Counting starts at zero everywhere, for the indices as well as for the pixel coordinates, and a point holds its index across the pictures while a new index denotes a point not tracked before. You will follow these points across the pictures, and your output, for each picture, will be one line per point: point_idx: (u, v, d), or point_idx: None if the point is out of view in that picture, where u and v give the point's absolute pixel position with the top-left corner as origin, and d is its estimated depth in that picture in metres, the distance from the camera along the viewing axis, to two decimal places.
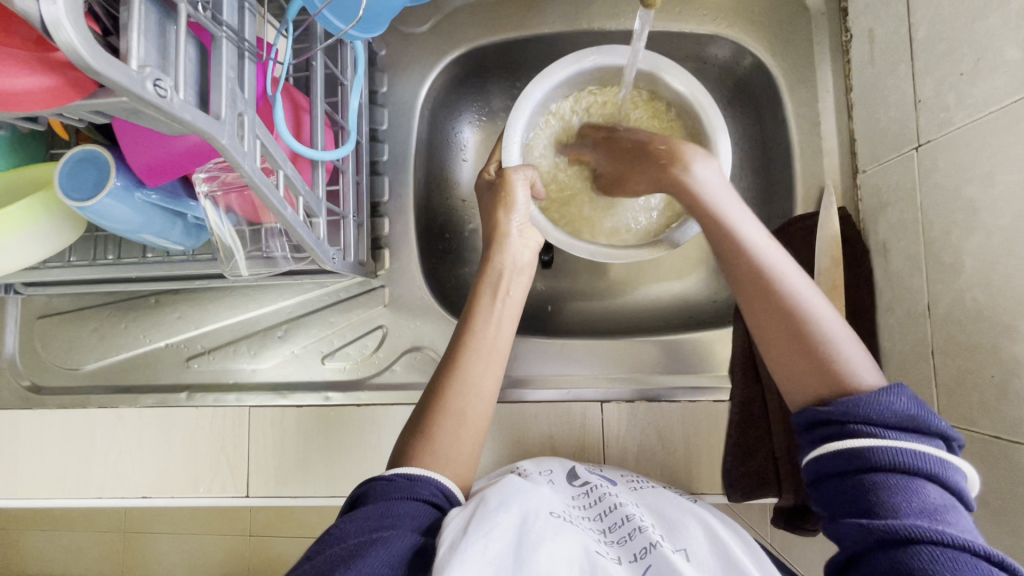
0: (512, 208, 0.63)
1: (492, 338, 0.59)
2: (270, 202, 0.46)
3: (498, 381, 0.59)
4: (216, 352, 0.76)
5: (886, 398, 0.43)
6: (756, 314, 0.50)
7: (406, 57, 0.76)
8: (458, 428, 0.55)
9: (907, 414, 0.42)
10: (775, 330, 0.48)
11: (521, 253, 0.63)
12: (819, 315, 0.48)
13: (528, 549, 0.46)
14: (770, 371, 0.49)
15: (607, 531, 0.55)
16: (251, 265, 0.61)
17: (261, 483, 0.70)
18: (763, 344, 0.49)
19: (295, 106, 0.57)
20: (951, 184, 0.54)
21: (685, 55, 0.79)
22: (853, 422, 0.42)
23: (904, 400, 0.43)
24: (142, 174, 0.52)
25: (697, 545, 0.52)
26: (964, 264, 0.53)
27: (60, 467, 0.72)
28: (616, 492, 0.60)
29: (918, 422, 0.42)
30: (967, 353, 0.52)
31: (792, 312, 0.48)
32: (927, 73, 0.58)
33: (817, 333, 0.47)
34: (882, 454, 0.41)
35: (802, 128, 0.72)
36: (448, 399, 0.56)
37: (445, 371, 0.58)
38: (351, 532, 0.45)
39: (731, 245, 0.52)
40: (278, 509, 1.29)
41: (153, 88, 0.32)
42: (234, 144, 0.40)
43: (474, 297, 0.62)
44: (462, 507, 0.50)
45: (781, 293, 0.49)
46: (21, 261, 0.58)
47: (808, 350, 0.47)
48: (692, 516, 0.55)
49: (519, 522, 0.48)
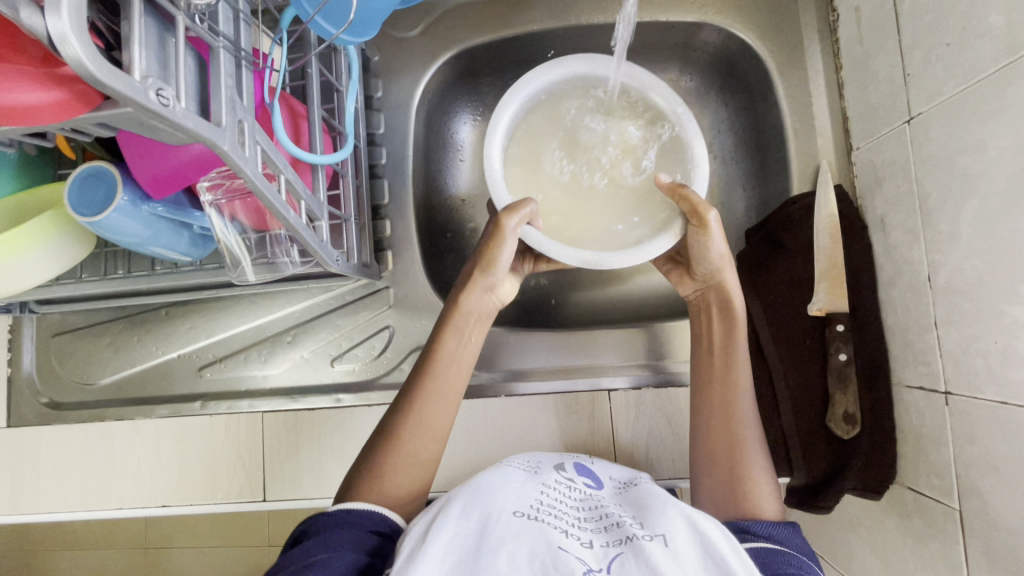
0: (493, 269, 0.60)
1: (451, 380, 0.61)
2: (273, 207, 0.47)
3: (452, 415, 0.61)
4: (228, 360, 0.77)
5: (784, 531, 0.54)
6: (707, 411, 0.63)
7: (399, 61, 0.78)
8: (412, 462, 0.58)
9: (799, 547, 0.53)
10: (717, 440, 0.62)
11: (483, 302, 0.62)
12: (754, 443, 0.62)
13: (486, 555, 0.46)
14: (696, 468, 0.63)
15: (582, 519, 0.53)
16: (257, 271, 0.63)
17: (277, 486, 0.71)
18: (704, 444, 0.63)
19: (293, 114, 0.58)
20: (945, 154, 0.55)
21: (674, 45, 0.80)
22: (763, 536, 0.53)
23: (797, 539, 0.54)
24: (148, 187, 0.54)
25: (675, 531, 0.47)
26: (962, 232, 0.53)
27: (81, 479, 0.74)
28: (597, 497, 0.58)
29: (808, 557, 0.53)
30: (970, 320, 0.53)
31: (740, 428, 0.62)
32: (914, 47, 0.58)
33: (747, 453, 0.61)
34: (783, 555, 0.51)
35: (794, 109, 0.73)
36: (402, 440, 0.58)
37: (403, 413, 0.59)
38: (290, 560, 0.48)
39: (721, 365, 0.64)
40: (295, 516, 1.31)
41: (156, 98, 0.33)
42: (236, 150, 0.41)
43: (438, 340, 0.61)
44: (426, 511, 0.52)
45: (739, 412, 0.62)
46: (35, 280, 0.60)
47: (733, 464, 0.60)
48: (672, 504, 0.51)
49: (480, 527, 0.48)
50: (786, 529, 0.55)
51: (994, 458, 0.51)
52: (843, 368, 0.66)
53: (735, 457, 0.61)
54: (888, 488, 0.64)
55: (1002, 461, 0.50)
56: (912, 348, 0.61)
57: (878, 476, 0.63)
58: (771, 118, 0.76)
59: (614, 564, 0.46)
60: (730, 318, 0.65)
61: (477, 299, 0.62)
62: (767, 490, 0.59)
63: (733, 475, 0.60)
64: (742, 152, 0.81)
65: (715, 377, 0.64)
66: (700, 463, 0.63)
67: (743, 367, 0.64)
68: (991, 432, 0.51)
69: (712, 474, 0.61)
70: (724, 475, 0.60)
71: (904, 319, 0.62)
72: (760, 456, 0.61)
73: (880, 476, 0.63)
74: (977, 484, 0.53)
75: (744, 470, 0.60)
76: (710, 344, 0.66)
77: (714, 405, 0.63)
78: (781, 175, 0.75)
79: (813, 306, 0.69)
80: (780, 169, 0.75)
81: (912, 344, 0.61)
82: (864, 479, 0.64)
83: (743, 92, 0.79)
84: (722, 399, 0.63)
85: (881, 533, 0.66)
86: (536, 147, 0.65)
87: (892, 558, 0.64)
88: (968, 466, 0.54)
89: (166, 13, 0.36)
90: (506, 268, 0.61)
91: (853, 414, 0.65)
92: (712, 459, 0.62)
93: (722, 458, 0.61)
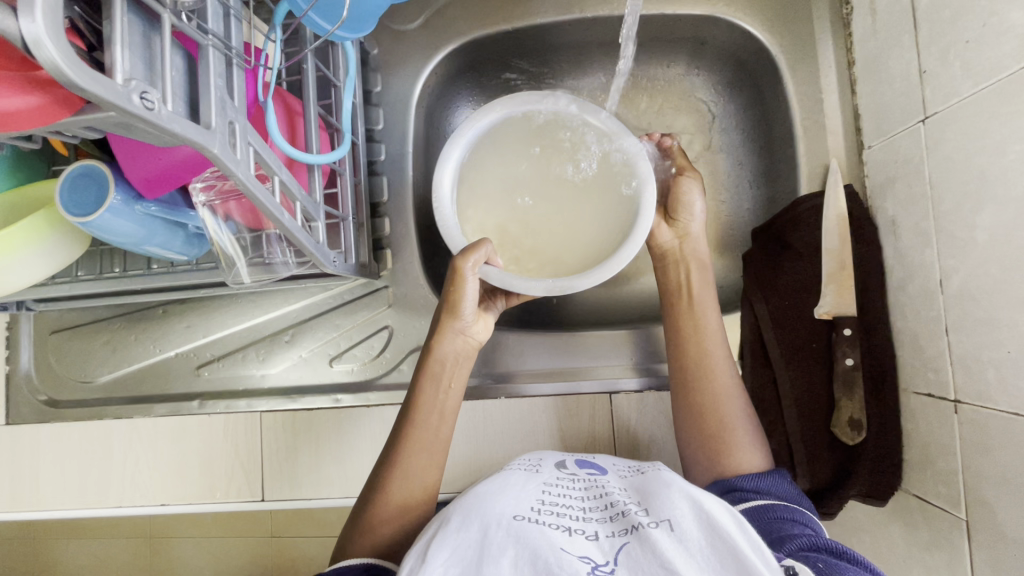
0: (458, 310, 0.62)
1: (436, 425, 0.62)
2: (267, 209, 0.46)
3: (440, 470, 0.62)
4: (226, 359, 0.76)
5: (767, 480, 0.57)
6: (685, 373, 0.65)
7: (398, 54, 0.76)
8: (403, 516, 0.59)
9: (785, 494, 0.57)
10: (697, 402, 0.63)
11: (456, 344, 0.64)
12: (730, 396, 0.64)
13: (489, 564, 0.45)
14: (678, 430, 0.65)
15: (588, 510, 0.53)
16: (252, 272, 0.62)
17: (276, 487, 0.71)
18: (683, 408, 0.65)
19: (288, 112, 0.57)
20: (962, 156, 0.53)
21: (682, 39, 0.77)
22: (754, 493, 0.56)
23: (782, 486, 0.57)
24: (141, 187, 0.53)
25: (681, 516, 0.47)
26: (978, 237, 0.51)
27: (80, 477, 0.73)
28: (602, 482, 0.58)
29: (795, 501, 0.56)
30: (983, 328, 0.51)
31: (716, 383, 0.64)
32: (932, 43, 0.56)
33: (724, 408, 0.63)
34: (779, 509, 0.54)
35: (805, 106, 0.71)
36: (390, 490, 0.59)
37: (392, 459, 0.61)
38: None
39: (693, 325, 0.67)
40: (297, 510, 1.32)
41: (140, 101, 0.32)
42: (227, 153, 0.40)
43: (417, 385, 0.63)
44: (426, 529, 0.51)
45: (711, 365, 0.65)
46: (28, 280, 0.60)
47: (713, 420, 0.62)
48: (675, 489, 0.51)
49: (480, 536, 0.48)
50: (768, 476, 0.58)
51: (1003, 468, 0.50)
52: (850, 374, 0.65)
53: (718, 410, 0.63)
54: (893, 495, 0.63)
55: (1013, 474, 0.49)
56: (922, 355, 0.59)
57: (882, 484, 0.63)
58: (780, 115, 0.74)
59: (621, 555, 0.46)
60: (705, 269, 0.69)
61: (450, 342, 0.63)
62: (752, 445, 0.61)
63: (716, 430, 0.62)
64: (750, 149, 0.79)
65: (691, 332, 0.66)
66: (682, 423, 0.64)
67: (709, 317, 0.67)
68: (1002, 444, 0.50)
69: (696, 436, 0.63)
70: (711, 429, 0.62)
71: (914, 325, 0.60)
72: (740, 408, 0.64)
73: (885, 484, 0.63)
74: (985, 494, 0.52)
75: (729, 420, 0.62)
76: (689, 298, 0.68)
77: (691, 364, 0.65)
78: (788, 174, 0.74)
79: (821, 310, 0.67)
80: (789, 167, 0.73)
81: (922, 351, 0.59)
82: (868, 486, 0.63)
83: (752, 87, 0.77)
84: (697, 360, 0.65)
85: (886, 540, 0.65)
86: (487, 179, 0.65)
87: (898, 566, 0.63)
88: (977, 476, 0.53)
89: (151, 12, 0.35)
90: (472, 308, 0.63)
91: (859, 421, 0.64)
92: (699, 420, 0.63)
93: (706, 414, 0.63)
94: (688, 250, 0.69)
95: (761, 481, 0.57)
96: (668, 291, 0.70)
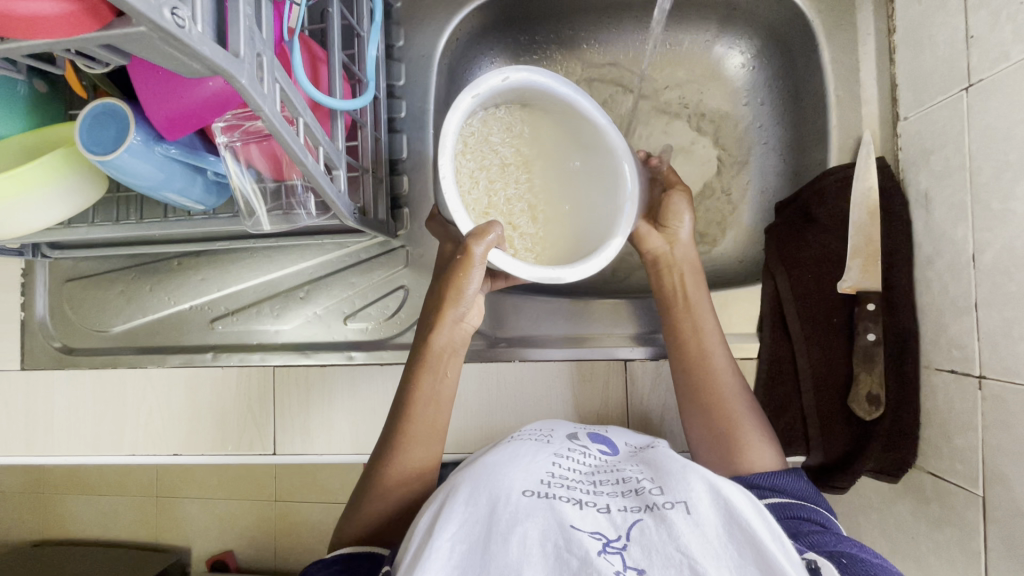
0: (461, 300, 0.58)
1: (434, 418, 0.60)
2: (291, 151, 0.45)
3: (439, 458, 0.60)
4: (240, 314, 0.76)
5: (785, 478, 0.56)
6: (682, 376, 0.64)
7: (423, 8, 0.74)
8: (405, 504, 0.57)
9: (804, 493, 0.55)
10: (691, 400, 0.63)
11: (453, 334, 0.60)
12: (730, 391, 0.62)
13: (497, 542, 0.42)
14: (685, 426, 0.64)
15: (599, 485, 0.49)
16: (273, 221, 0.61)
17: (288, 441, 0.71)
18: (686, 412, 0.64)
19: (312, 57, 0.56)
20: (1005, 124, 0.51)
21: (716, 3, 0.75)
22: (773, 489, 0.54)
23: (798, 485, 0.55)
24: (161, 129, 0.51)
25: (698, 498, 0.43)
26: (1016, 209, 0.50)
27: (94, 424, 0.74)
28: (612, 460, 0.55)
29: (813, 500, 0.54)
30: (1014, 303, 0.50)
31: (709, 380, 0.63)
32: (981, 7, 0.54)
33: (730, 404, 0.62)
34: (797, 507, 0.52)
35: (840, 75, 0.69)
36: (387, 480, 0.57)
37: (389, 451, 0.58)
38: None
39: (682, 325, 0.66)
40: (301, 475, 1.33)
41: (171, 17, 0.31)
42: (255, 85, 0.39)
43: (414, 380, 0.59)
44: (432, 499, 0.47)
45: (703, 363, 0.63)
46: (45, 221, 0.59)
47: (716, 418, 0.61)
48: (692, 469, 0.47)
49: (489, 511, 0.44)
50: (789, 476, 0.56)
51: None
52: (870, 349, 0.64)
53: (722, 406, 0.61)
54: (905, 472, 0.63)
55: None
56: (947, 331, 0.58)
57: (897, 460, 0.62)
58: (813, 85, 0.72)
59: (634, 531, 0.42)
60: (698, 275, 0.68)
61: (446, 333, 0.59)
62: (762, 444, 0.60)
63: (720, 430, 0.61)
64: (779, 120, 0.77)
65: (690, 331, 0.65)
66: (690, 417, 0.63)
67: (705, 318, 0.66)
68: None
69: (705, 436, 0.62)
70: (718, 428, 0.61)
71: (940, 301, 0.59)
72: (746, 404, 0.62)
73: (897, 460, 0.62)
74: (1004, 471, 0.51)
75: (737, 418, 0.61)
76: (684, 301, 0.66)
77: (694, 363, 0.64)
78: (817, 144, 0.72)
79: (844, 284, 0.66)
80: (817, 138, 0.72)
81: (947, 327, 0.58)
82: (881, 460, 0.63)
83: (784, 55, 0.75)
84: (699, 347, 0.64)
85: (896, 516, 0.65)
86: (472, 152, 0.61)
87: (907, 543, 0.63)
88: (997, 452, 0.52)
89: None
90: (474, 297, 0.59)
91: (877, 396, 0.63)
92: (708, 414, 0.62)
93: (712, 412, 0.62)
94: (680, 257, 0.68)
95: (779, 480, 0.55)
96: (666, 298, 0.68)
